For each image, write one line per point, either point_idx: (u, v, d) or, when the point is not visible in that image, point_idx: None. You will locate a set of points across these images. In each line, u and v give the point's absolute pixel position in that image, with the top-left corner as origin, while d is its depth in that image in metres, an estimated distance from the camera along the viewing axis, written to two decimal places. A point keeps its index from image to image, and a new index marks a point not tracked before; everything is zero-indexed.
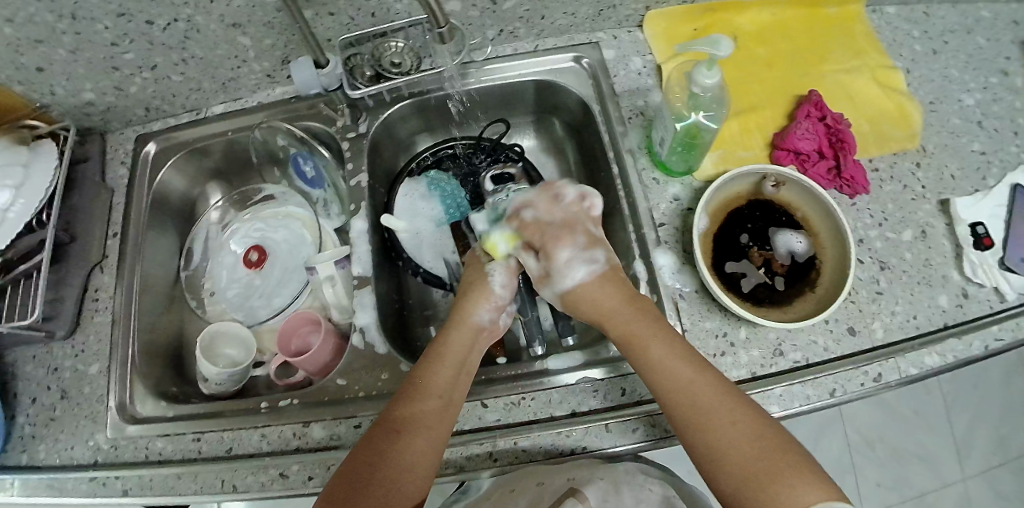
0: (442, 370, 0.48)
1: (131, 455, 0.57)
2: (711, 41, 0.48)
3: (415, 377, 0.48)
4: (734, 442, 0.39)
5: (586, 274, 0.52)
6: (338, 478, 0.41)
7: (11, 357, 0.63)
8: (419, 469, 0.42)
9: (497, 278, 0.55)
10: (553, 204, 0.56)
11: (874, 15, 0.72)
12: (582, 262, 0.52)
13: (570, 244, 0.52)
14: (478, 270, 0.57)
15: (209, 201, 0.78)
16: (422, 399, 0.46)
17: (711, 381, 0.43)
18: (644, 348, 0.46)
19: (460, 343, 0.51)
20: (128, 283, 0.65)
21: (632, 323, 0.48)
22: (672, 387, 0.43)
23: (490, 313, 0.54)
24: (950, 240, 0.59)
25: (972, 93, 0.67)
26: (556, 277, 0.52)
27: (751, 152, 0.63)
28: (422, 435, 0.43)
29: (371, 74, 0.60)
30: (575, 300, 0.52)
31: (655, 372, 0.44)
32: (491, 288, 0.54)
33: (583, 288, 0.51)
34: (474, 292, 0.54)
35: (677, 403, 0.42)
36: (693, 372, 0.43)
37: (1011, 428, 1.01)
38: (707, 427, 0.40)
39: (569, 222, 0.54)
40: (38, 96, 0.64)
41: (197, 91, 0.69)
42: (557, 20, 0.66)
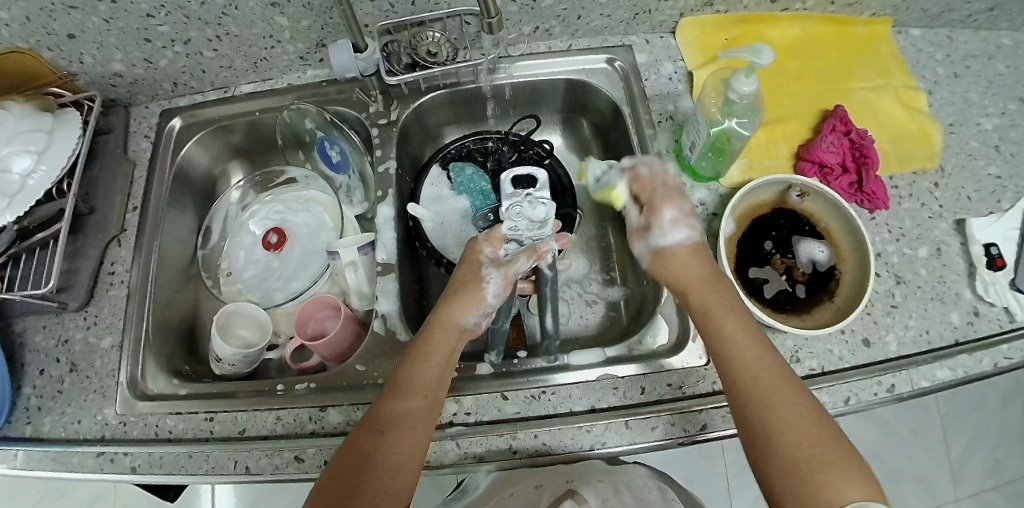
0: (426, 367, 0.46)
1: (140, 432, 0.55)
2: (753, 50, 0.49)
3: (395, 378, 0.46)
4: (793, 429, 0.38)
5: (685, 237, 0.51)
6: (330, 476, 0.41)
7: (21, 326, 0.61)
8: (407, 468, 0.42)
9: (492, 285, 0.50)
10: (545, 233, 0.50)
11: (899, 36, 0.74)
12: (684, 225, 0.51)
13: (676, 207, 0.52)
14: (475, 270, 0.51)
15: (230, 180, 0.78)
16: (405, 397, 0.44)
17: (776, 367, 0.42)
18: (721, 321, 0.46)
19: (443, 342, 0.48)
20: (145, 257, 0.64)
21: (713, 296, 0.47)
22: (742, 365, 0.42)
23: (478, 317, 0.51)
24: (964, 260, 0.60)
25: (990, 118, 0.69)
26: (657, 232, 0.52)
27: (776, 162, 0.64)
28: (407, 437, 0.42)
29: (407, 61, 0.62)
30: (664, 259, 0.51)
31: (728, 347, 0.44)
32: (484, 294, 0.50)
33: (676, 249, 0.51)
34: (464, 294, 0.50)
35: (744, 377, 0.42)
36: (761, 352, 0.43)
37: (1005, 454, 1.03)
38: (769, 409, 0.40)
39: (676, 189, 0.54)
40: (67, 63, 0.64)
41: (228, 69, 0.69)
42: (593, 21, 0.67)
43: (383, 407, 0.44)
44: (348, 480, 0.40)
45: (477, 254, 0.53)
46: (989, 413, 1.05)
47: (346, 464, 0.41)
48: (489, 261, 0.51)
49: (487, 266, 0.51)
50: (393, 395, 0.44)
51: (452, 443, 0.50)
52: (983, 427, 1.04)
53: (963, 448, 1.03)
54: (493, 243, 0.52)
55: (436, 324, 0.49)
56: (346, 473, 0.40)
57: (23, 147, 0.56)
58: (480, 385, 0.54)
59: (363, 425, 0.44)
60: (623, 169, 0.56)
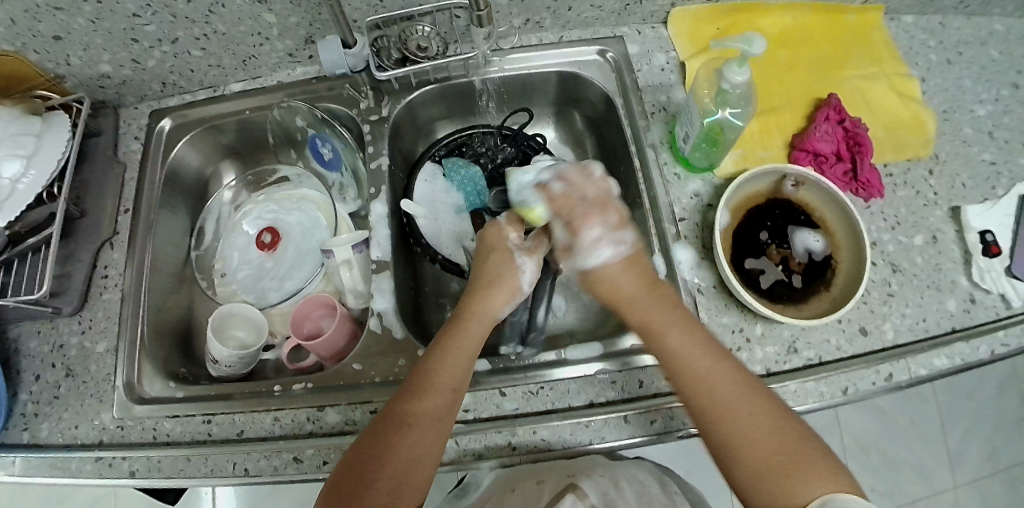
0: (455, 358, 0.46)
1: (138, 436, 0.55)
2: (745, 40, 0.49)
3: (416, 375, 0.45)
4: (751, 437, 0.39)
5: (612, 255, 0.45)
6: (346, 467, 0.42)
7: (15, 332, 0.61)
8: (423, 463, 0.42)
9: (528, 273, 0.50)
10: (584, 175, 0.47)
11: (892, 23, 0.74)
12: (609, 243, 0.45)
13: (600, 222, 0.44)
14: (506, 258, 0.49)
15: (222, 181, 0.78)
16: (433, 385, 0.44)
17: (730, 375, 0.42)
18: (664, 337, 0.44)
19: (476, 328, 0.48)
20: (139, 260, 0.64)
21: (648, 309, 0.46)
22: (693, 383, 0.42)
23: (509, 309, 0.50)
24: (959, 247, 0.60)
25: (984, 104, 0.68)
26: (578, 254, 0.45)
27: (771, 152, 0.64)
28: (429, 430, 0.42)
29: (397, 56, 0.62)
30: (595, 280, 0.46)
31: (678, 370, 0.43)
32: (519, 283, 0.49)
33: (602, 271, 0.45)
34: (497, 285, 0.49)
35: (696, 393, 0.42)
36: (711, 364, 0.43)
37: (1001, 440, 1.03)
38: (724, 420, 0.41)
39: (603, 197, 0.45)
40: (53, 65, 0.63)
41: (217, 67, 0.68)
42: (584, 12, 0.66)
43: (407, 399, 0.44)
44: (363, 478, 0.40)
45: (504, 240, 0.51)
46: (985, 399, 1.05)
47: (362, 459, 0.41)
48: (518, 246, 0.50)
49: (518, 253, 0.50)
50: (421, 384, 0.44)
51: (451, 440, 0.50)
52: (980, 413, 1.05)
53: (960, 434, 1.04)
54: (513, 226, 0.52)
55: (468, 314, 0.48)
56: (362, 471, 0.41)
57: (12, 151, 0.56)
58: (478, 382, 0.53)
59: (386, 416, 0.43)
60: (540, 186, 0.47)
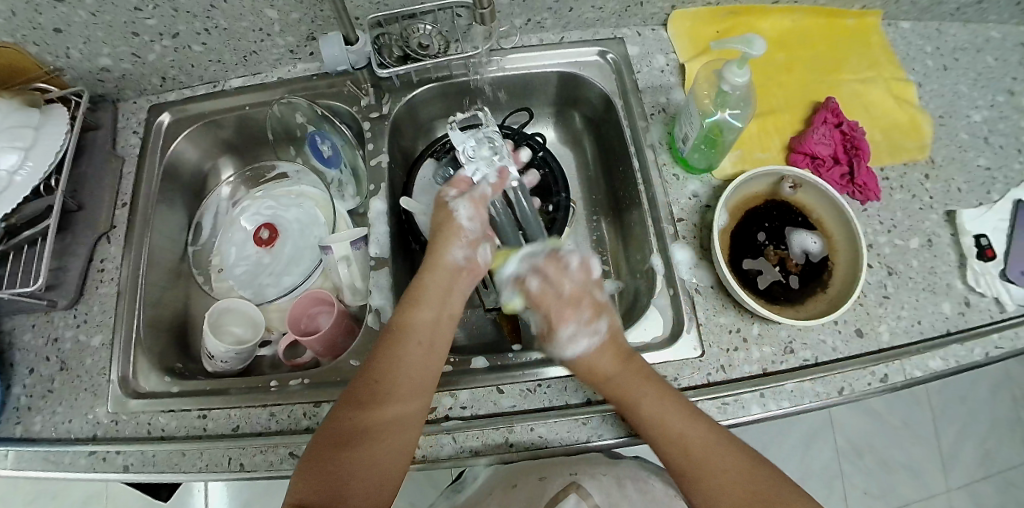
0: (409, 352, 0.47)
1: (133, 430, 0.55)
2: (745, 41, 0.49)
3: (376, 377, 0.46)
4: (732, 480, 0.43)
5: (588, 346, 0.51)
6: (311, 468, 0.42)
7: (10, 325, 0.61)
8: (394, 463, 0.43)
9: (463, 212, 0.56)
10: (557, 268, 0.56)
11: (889, 29, 0.74)
12: (583, 337, 0.51)
13: (575, 323, 0.52)
14: (444, 208, 0.56)
15: (221, 176, 0.77)
16: (392, 384, 0.45)
17: (699, 434, 0.44)
18: (636, 408, 0.46)
19: (423, 318, 0.50)
20: (136, 254, 0.64)
21: (625, 382, 0.47)
22: (674, 447, 0.44)
23: (465, 251, 0.55)
24: (954, 251, 0.60)
25: (980, 110, 0.69)
26: (557, 347, 0.52)
27: (768, 154, 0.64)
28: (394, 430, 0.44)
29: (398, 54, 0.62)
30: (574, 370, 0.51)
31: (659, 435, 0.45)
32: (458, 224, 0.55)
33: (580, 363, 0.50)
34: (442, 238, 0.55)
35: (674, 454, 0.44)
36: (683, 424, 0.45)
37: (995, 445, 1.04)
38: (706, 477, 0.43)
39: (578, 292, 0.54)
40: (53, 58, 0.63)
41: (217, 63, 0.68)
42: (585, 13, 0.67)
43: (364, 403, 0.44)
44: (337, 479, 0.41)
45: (443, 195, 0.58)
46: (978, 404, 1.06)
47: (324, 465, 0.41)
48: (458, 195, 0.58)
49: (455, 199, 0.57)
50: (376, 384, 0.45)
51: (448, 437, 0.50)
52: (973, 417, 1.05)
53: (953, 438, 1.04)
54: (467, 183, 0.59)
55: (418, 287, 0.52)
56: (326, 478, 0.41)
57: (10, 143, 0.56)
58: (476, 379, 0.54)
59: (340, 421, 0.43)
60: (518, 281, 0.57)
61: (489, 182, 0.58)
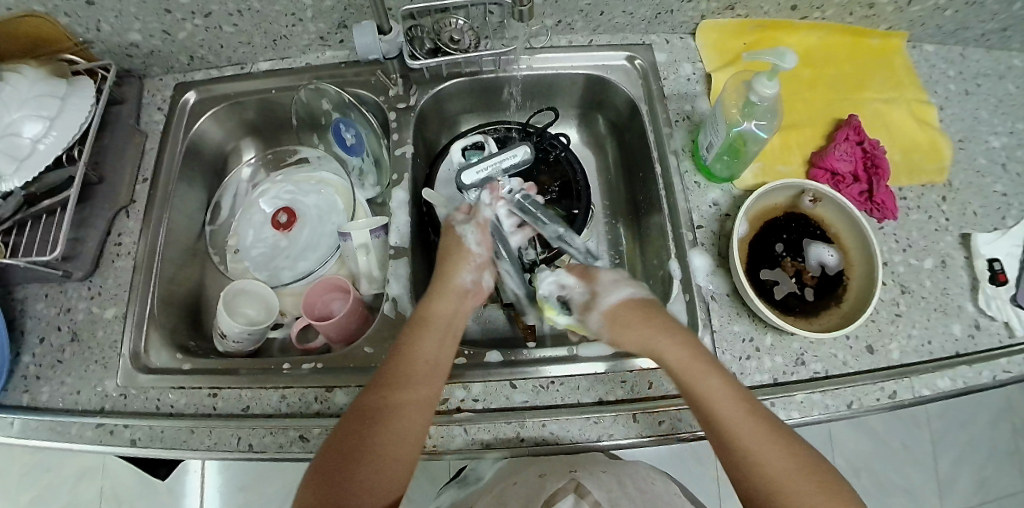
0: (428, 336, 0.49)
1: (141, 404, 0.55)
2: (778, 53, 0.50)
3: (389, 368, 0.47)
4: (782, 472, 0.40)
5: (628, 295, 0.51)
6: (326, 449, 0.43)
7: (23, 293, 0.61)
8: (407, 450, 0.43)
9: (471, 236, 0.57)
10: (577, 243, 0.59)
11: (913, 51, 0.75)
12: (626, 286, 0.52)
13: (615, 270, 0.54)
14: (451, 235, 0.57)
15: (242, 157, 0.78)
16: (410, 368, 0.46)
17: (763, 423, 0.42)
18: (704, 381, 0.44)
19: (444, 307, 0.52)
20: (153, 230, 0.64)
21: (681, 350, 0.46)
22: (727, 424, 0.42)
23: (473, 275, 0.55)
24: (967, 273, 0.60)
25: (999, 136, 0.70)
26: (600, 291, 0.52)
27: (789, 167, 0.65)
28: (410, 417, 0.44)
29: (430, 47, 0.62)
30: (618, 321, 0.50)
31: (733, 435, 0.41)
32: (466, 248, 0.56)
33: (620, 306, 0.50)
34: (452, 257, 0.55)
35: (729, 428, 0.42)
36: (744, 410, 0.42)
37: (992, 471, 1.05)
38: (764, 465, 0.40)
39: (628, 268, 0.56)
40: (83, 30, 0.63)
41: (246, 45, 0.69)
42: (615, 18, 0.67)
43: (385, 386, 0.45)
44: (344, 457, 0.41)
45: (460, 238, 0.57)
46: (978, 429, 1.06)
47: (337, 449, 0.42)
48: (462, 219, 0.58)
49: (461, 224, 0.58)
50: (398, 368, 0.46)
51: (460, 428, 0.51)
52: (972, 445, 1.06)
53: (951, 464, 1.05)
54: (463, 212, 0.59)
55: (434, 293, 0.53)
56: (334, 468, 0.41)
57: (35, 112, 0.56)
58: (490, 373, 0.54)
59: (364, 402, 0.45)
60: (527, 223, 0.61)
61: (484, 201, 0.59)
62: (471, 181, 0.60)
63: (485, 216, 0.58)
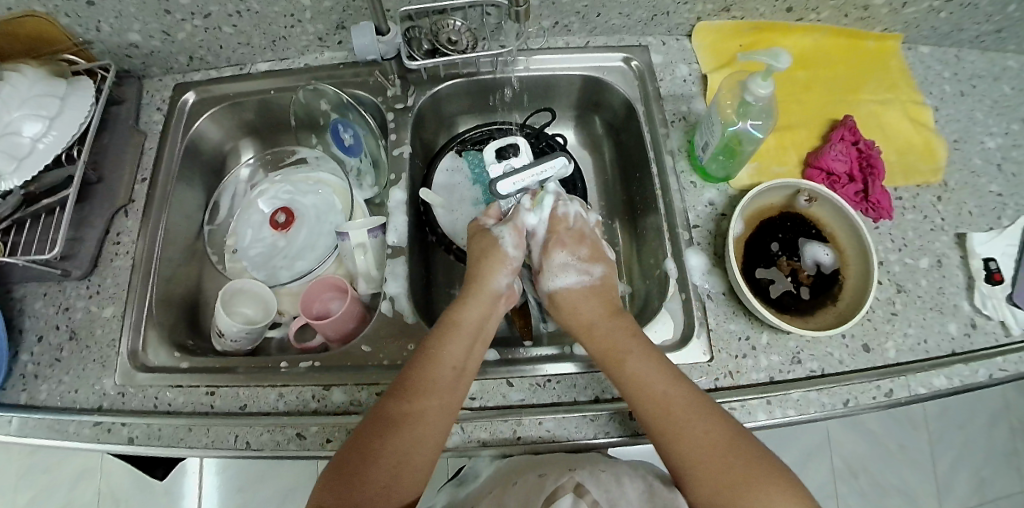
0: (457, 343, 0.48)
1: (138, 402, 0.55)
2: (772, 54, 0.50)
3: (414, 371, 0.46)
4: (702, 445, 0.42)
5: (575, 282, 0.55)
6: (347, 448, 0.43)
7: (21, 292, 0.61)
8: (424, 455, 0.43)
9: (508, 240, 0.56)
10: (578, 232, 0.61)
11: (908, 53, 0.76)
12: (575, 271, 0.55)
13: (570, 253, 0.56)
14: (487, 237, 0.56)
15: (241, 158, 0.78)
16: (436, 374, 0.46)
17: (688, 402, 0.44)
18: (623, 363, 0.47)
19: (473, 312, 0.51)
20: (152, 229, 0.64)
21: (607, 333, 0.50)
22: (649, 402, 0.45)
23: (508, 279, 0.55)
24: (963, 272, 0.61)
25: (993, 137, 0.70)
26: (546, 275, 0.56)
27: (785, 167, 0.65)
28: (432, 422, 0.44)
29: (428, 47, 0.63)
30: (559, 304, 0.54)
31: (659, 411, 0.44)
32: (506, 252, 0.55)
33: (568, 291, 0.54)
34: (489, 260, 0.55)
35: (653, 406, 0.44)
36: (667, 388, 0.45)
37: (990, 473, 1.04)
38: (684, 438, 0.43)
39: (581, 233, 0.57)
40: (83, 30, 0.63)
41: (245, 46, 0.69)
42: (612, 19, 0.68)
43: (408, 388, 0.45)
44: (364, 460, 0.41)
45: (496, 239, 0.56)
46: (976, 430, 1.06)
47: (354, 448, 0.42)
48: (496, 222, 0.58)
49: (497, 227, 0.57)
50: (422, 372, 0.46)
51: (457, 426, 0.51)
52: (970, 447, 1.06)
53: (949, 465, 1.05)
54: (490, 216, 0.60)
55: (467, 295, 0.53)
56: (351, 467, 0.41)
57: (35, 111, 0.56)
58: (487, 371, 0.54)
59: (387, 404, 0.44)
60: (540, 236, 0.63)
61: (524, 205, 0.58)
62: (507, 189, 0.58)
63: (525, 219, 0.57)
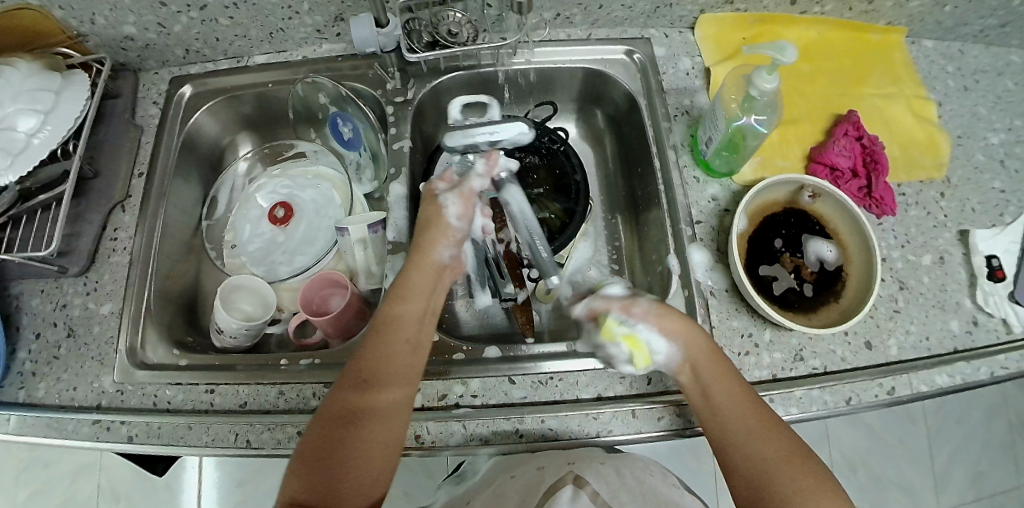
0: (407, 317, 0.47)
1: (138, 400, 0.54)
2: (778, 47, 0.49)
3: (369, 349, 0.45)
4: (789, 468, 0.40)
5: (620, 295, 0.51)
6: (316, 436, 0.42)
7: (18, 289, 0.60)
8: (392, 428, 0.43)
9: (451, 207, 0.54)
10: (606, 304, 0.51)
11: (912, 47, 0.75)
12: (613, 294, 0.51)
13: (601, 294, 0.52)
14: (433, 201, 0.54)
15: (238, 152, 0.77)
16: (392, 350, 0.45)
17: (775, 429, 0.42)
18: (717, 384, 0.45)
19: (421, 287, 0.50)
20: (149, 225, 0.63)
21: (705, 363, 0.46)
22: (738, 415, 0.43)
23: (451, 250, 0.53)
24: (965, 269, 0.60)
25: (997, 133, 0.70)
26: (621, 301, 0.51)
27: (788, 162, 0.64)
28: (396, 397, 0.44)
29: (428, 40, 0.62)
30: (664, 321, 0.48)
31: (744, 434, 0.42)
32: (448, 223, 0.53)
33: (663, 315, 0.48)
34: (431, 231, 0.52)
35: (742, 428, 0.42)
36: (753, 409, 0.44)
37: (987, 467, 1.05)
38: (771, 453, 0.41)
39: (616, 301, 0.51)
40: (77, 23, 0.62)
41: (242, 38, 0.68)
42: (614, 11, 0.67)
43: (365, 367, 0.44)
44: (335, 450, 0.40)
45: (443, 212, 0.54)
46: (974, 425, 1.07)
47: (321, 435, 0.41)
48: (446, 189, 0.56)
49: (444, 192, 0.55)
50: (377, 348, 0.45)
51: (459, 425, 0.50)
52: (967, 441, 1.06)
53: (946, 459, 1.05)
54: (443, 181, 0.57)
55: (414, 271, 0.50)
56: (322, 455, 0.40)
57: (29, 106, 0.55)
58: (488, 368, 0.53)
59: (349, 390, 0.43)
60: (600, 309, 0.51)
61: (478, 172, 0.56)
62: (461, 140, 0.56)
63: (471, 187, 0.55)
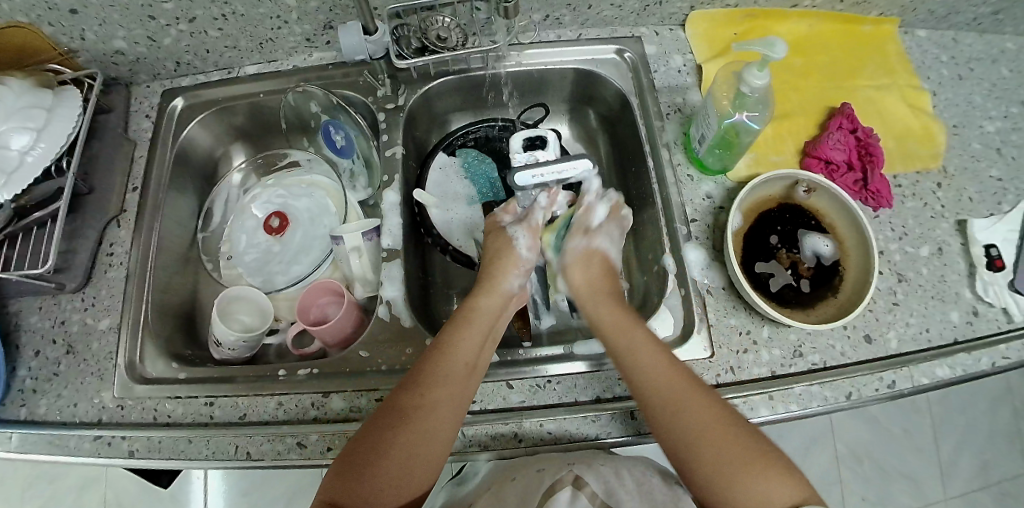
0: (470, 336, 0.49)
1: (138, 415, 0.55)
2: (767, 43, 0.49)
3: (428, 361, 0.46)
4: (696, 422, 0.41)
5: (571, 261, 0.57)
6: (358, 440, 0.42)
7: (16, 306, 0.60)
8: (432, 450, 0.42)
9: (521, 242, 0.58)
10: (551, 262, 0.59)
11: (905, 37, 0.74)
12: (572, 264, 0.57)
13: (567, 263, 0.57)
14: (502, 236, 0.58)
15: (232, 163, 0.77)
16: (448, 365, 0.46)
17: (687, 386, 0.44)
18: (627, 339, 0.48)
19: (487, 310, 0.52)
20: (145, 239, 0.64)
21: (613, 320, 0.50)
22: (648, 374, 0.45)
23: (519, 280, 0.56)
24: (964, 260, 0.60)
25: (993, 121, 0.69)
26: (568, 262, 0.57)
27: (782, 157, 0.64)
28: (444, 413, 0.44)
29: (417, 46, 0.62)
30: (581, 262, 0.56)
31: (657, 393, 0.43)
32: (519, 256, 0.57)
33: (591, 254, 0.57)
34: (503, 261, 0.56)
35: (657, 392, 0.44)
36: (665, 366, 0.45)
37: (994, 455, 1.05)
38: (677, 410, 0.42)
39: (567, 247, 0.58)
40: (67, 39, 0.62)
41: (232, 49, 0.68)
42: (603, 11, 0.67)
43: (421, 378, 0.45)
44: (374, 457, 0.41)
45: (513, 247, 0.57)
46: (979, 414, 1.06)
47: (362, 444, 0.42)
48: (513, 223, 0.59)
49: (513, 226, 0.58)
50: (435, 362, 0.46)
51: (458, 431, 0.50)
52: (973, 430, 1.06)
53: (952, 449, 1.05)
54: (506, 213, 0.61)
55: (483, 296, 0.53)
56: (358, 461, 0.41)
57: (21, 124, 0.55)
58: (486, 374, 0.53)
59: (399, 397, 0.44)
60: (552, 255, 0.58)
61: (541, 205, 0.59)
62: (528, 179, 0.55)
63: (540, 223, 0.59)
